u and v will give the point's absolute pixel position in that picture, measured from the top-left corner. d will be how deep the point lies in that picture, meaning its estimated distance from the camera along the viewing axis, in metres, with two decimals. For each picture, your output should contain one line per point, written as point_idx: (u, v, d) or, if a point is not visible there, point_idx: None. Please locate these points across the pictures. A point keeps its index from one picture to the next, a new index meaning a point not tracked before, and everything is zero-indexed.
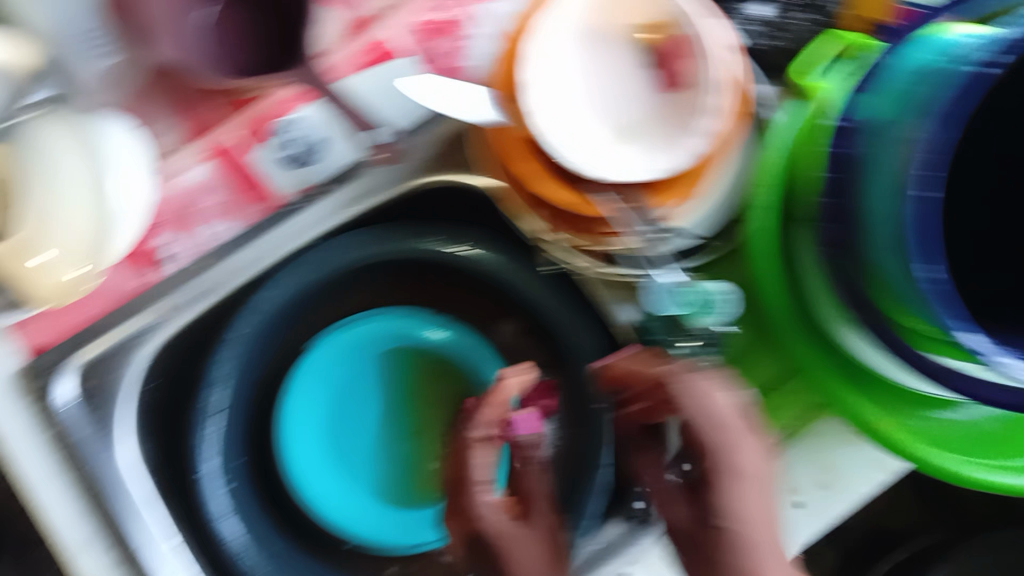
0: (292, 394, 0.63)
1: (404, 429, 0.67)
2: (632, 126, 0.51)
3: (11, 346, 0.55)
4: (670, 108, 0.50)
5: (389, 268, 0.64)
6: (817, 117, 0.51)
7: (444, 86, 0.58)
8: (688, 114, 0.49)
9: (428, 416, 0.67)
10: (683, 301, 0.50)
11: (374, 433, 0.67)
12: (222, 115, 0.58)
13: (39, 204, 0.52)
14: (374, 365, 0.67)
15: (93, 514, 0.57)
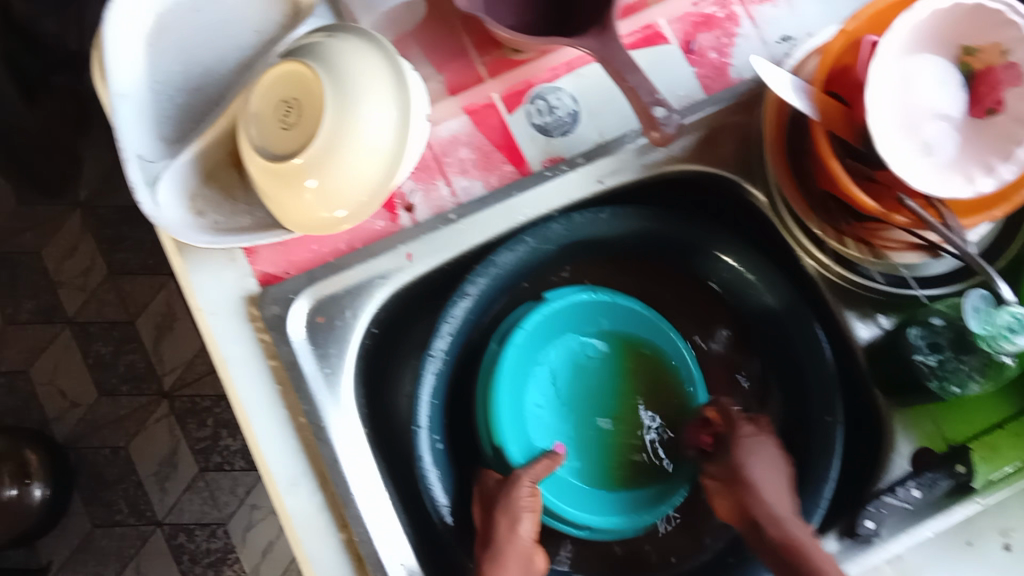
0: (511, 348, 0.61)
1: (603, 408, 0.66)
2: (937, 138, 0.50)
3: (252, 269, 0.56)
4: (976, 134, 0.50)
5: (615, 249, 0.64)
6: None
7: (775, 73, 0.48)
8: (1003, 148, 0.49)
9: (629, 410, 0.66)
10: (986, 325, 0.46)
11: (580, 413, 0.65)
12: (482, 77, 0.60)
13: (332, 130, 0.50)
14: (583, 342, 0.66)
15: (308, 450, 0.55)
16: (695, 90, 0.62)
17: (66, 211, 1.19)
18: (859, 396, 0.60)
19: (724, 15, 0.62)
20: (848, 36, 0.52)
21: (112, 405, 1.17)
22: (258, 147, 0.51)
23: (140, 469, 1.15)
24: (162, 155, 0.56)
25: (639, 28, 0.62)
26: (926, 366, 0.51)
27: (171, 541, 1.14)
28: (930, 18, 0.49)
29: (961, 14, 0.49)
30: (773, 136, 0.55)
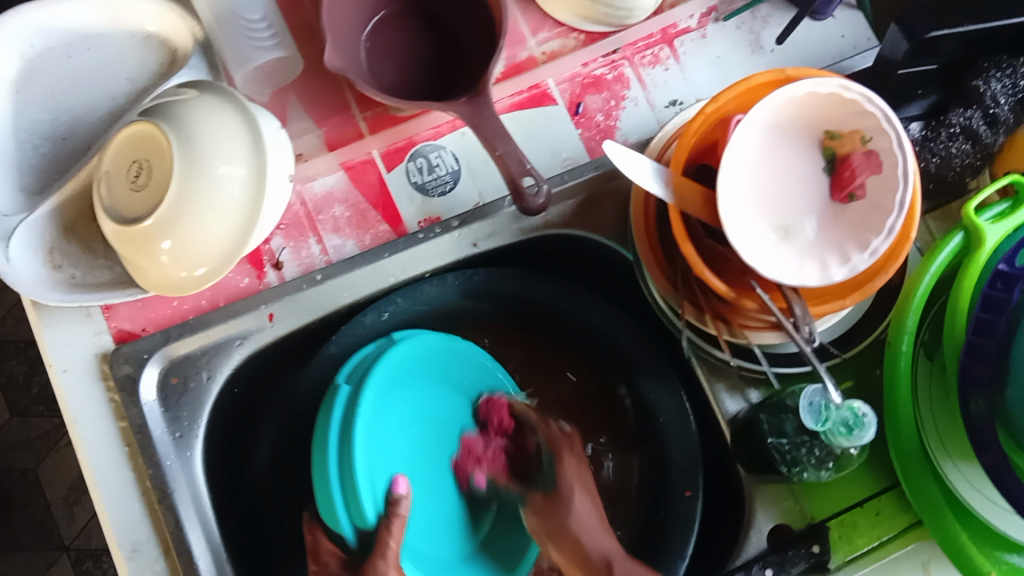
0: (369, 389, 0.53)
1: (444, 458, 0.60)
2: (790, 224, 0.50)
3: (107, 326, 0.55)
4: (836, 220, 0.50)
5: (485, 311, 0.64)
6: (969, 253, 0.52)
7: (630, 159, 0.48)
8: (859, 237, 0.48)
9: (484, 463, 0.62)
10: (824, 419, 0.47)
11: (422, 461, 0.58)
12: (362, 134, 0.58)
13: (182, 192, 0.48)
14: (438, 388, 0.61)
15: (152, 517, 0.53)
16: (580, 153, 0.60)
17: None
18: (725, 469, 0.60)
19: (613, 78, 0.61)
20: (712, 115, 0.50)
21: (23, 426, 1.14)
22: (110, 208, 0.50)
23: (49, 493, 1.13)
24: (19, 207, 0.54)
25: (526, 88, 0.60)
26: (777, 450, 0.51)
27: (76, 568, 1.11)
28: (786, 104, 0.49)
29: (816, 98, 0.48)
30: (643, 213, 0.53)
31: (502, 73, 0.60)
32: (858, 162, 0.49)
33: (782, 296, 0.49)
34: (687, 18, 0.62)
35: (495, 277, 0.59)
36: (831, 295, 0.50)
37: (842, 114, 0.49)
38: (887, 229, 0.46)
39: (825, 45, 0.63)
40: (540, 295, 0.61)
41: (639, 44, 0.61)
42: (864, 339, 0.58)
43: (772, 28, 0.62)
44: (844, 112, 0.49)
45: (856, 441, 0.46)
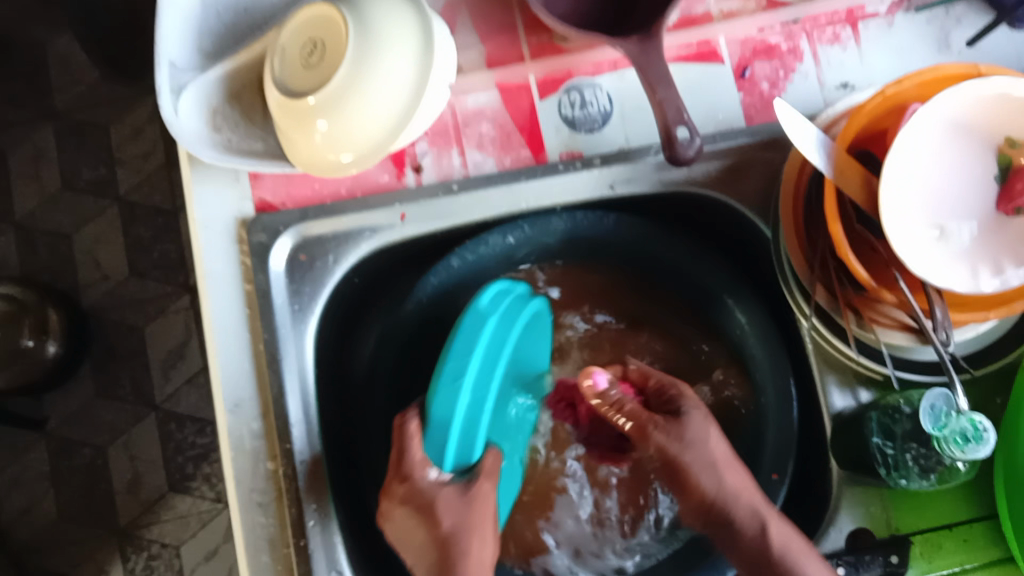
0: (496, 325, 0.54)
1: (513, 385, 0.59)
2: (949, 225, 0.48)
3: (252, 195, 0.58)
4: (995, 229, 0.48)
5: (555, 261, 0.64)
6: None
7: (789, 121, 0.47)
8: (1018, 251, 0.46)
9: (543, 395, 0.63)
10: (942, 425, 0.45)
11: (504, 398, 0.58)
12: (523, 58, 0.59)
13: (349, 76, 0.50)
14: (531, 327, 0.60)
15: (260, 379, 0.56)
16: (737, 117, 0.58)
17: (140, 94, 1.23)
18: (815, 464, 0.59)
19: (788, 48, 0.59)
20: (889, 99, 0.48)
21: (139, 286, 1.21)
22: (279, 80, 0.52)
23: (151, 352, 1.20)
24: (195, 65, 0.57)
25: (695, 42, 0.59)
26: (881, 452, 0.50)
27: (162, 427, 1.19)
28: (973, 99, 0.47)
29: (1006, 98, 0.46)
30: (792, 187, 0.52)
31: (675, 23, 0.59)
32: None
33: (925, 296, 0.47)
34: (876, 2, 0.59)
35: (619, 225, 0.59)
36: (973, 305, 0.48)
37: None
38: None
39: (1021, 55, 0.59)
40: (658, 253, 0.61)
41: (820, 19, 0.59)
42: (998, 362, 0.54)
43: (967, 27, 0.59)
44: None
45: (970, 454, 0.44)
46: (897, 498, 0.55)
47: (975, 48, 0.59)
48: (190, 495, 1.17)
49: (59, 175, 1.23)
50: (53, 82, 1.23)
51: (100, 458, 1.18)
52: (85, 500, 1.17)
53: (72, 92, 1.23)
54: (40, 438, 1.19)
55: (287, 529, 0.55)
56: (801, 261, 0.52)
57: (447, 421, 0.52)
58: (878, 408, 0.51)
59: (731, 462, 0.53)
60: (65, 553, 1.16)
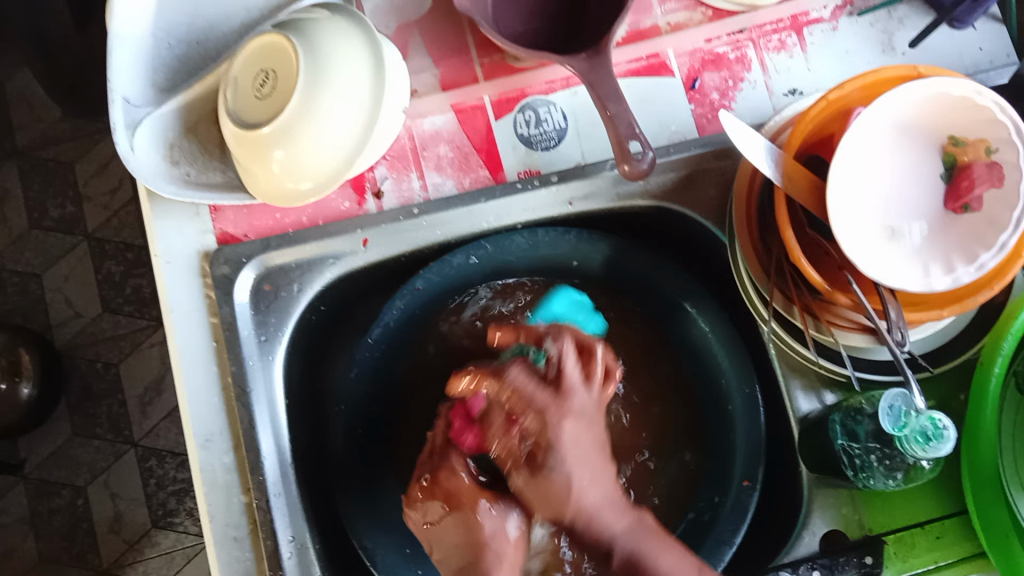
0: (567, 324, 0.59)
1: None
2: (898, 226, 0.49)
3: (213, 227, 0.58)
4: (944, 227, 0.49)
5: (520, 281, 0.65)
6: None
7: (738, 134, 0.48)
8: (965, 248, 0.47)
9: None
10: (903, 424, 0.46)
11: None
12: (477, 79, 0.59)
13: (302, 106, 0.50)
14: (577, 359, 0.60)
15: (229, 412, 0.56)
16: (689, 128, 0.59)
17: (105, 130, 1.23)
18: (787, 465, 0.59)
19: (736, 57, 0.60)
20: (835, 103, 0.49)
21: (112, 322, 1.20)
22: (233, 113, 0.52)
23: (127, 388, 1.19)
24: (149, 100, 0.57)
25: (645, 55, 0.60)
26: (847, 454, 0.51)
27: (142, 463, 1.18)
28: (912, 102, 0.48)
29: (945, 99, 0.47)
30: (744, 197, 0.53)
31: (625, 37, 0.60)
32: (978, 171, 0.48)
33: (879, 297, 0.48)
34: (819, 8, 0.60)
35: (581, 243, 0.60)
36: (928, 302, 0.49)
37: (970, 120, 0.48)
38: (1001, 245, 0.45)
39: (962, 54, 0.61)
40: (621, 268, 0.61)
41: (766, 28, 0.60)
42: (957, 357, 0.55)
43: (908, 29, 0.61)
44: (972, 118, 0.48)
45: (932, 453, 0.45)
46: (867, 498, 0.56)
47: (917, 50, 0.60)
48: (173, 530, 1.16)
49: (26, 215, 1.22)
50: (16, 123, 1.22)
51: (79, 498, 1.17)
52: (68, 541, 1.16)
53: (35, 131, 1.22)
54: (18, 481, 1.17)
55: (262, 561, 0.55)
56: (757, 270, 0.53)
57: None
58: (842, 411, 0.52)
59: (612, 504, 0.49)
60: None
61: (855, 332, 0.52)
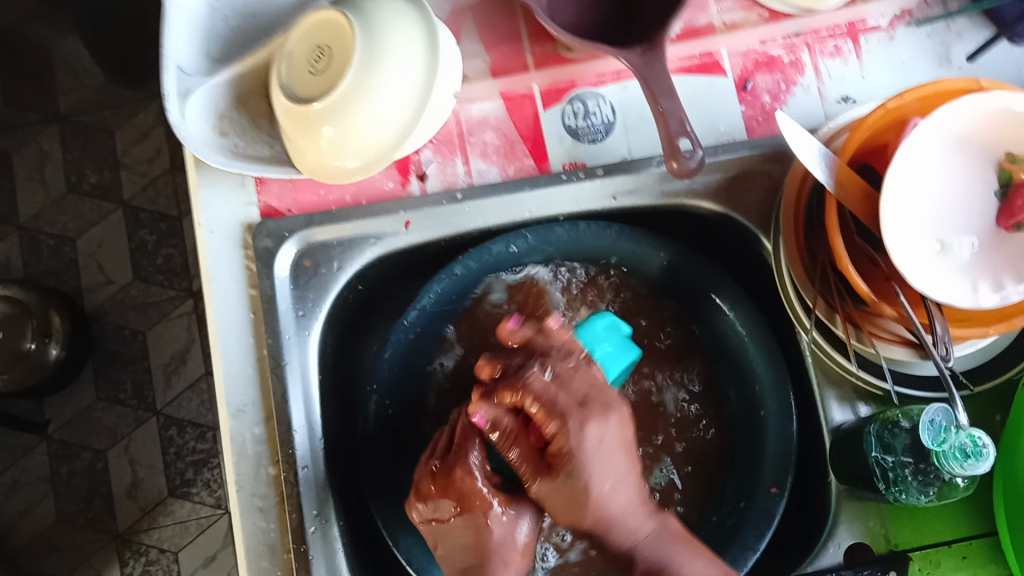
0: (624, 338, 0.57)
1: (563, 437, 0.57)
2: (950, 238, 0.48)
3: (257, 200, 0.58)
4: (996, 244, 0.48)
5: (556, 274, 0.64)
6: None
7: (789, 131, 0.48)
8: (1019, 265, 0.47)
9: None
10: (941, 440, 0.46)
11: None
12: (527, 67, 0.59)
13: (354, 83, 0.50)
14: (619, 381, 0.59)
15: (262, 383, 0.56)
16: (738, 129, 0.59)
17: (147, 100, 1.24)
18: (815, 475, 0.59)
19: (789, 61, 0.59)
20: (893, 112, 0.48)
21: (142, 291, 1.21)
22: (285, 86, 0.53)
23: (152, 357, 1.20)
24: (202, 70, 0.57)
25: (698, 53, 0.60)
26: (880, 465, 0.50)
27: (163, 432, 1.19)
28: (974, 114, 0.47)
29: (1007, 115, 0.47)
30: (793, 203, 0.53)
31: (679, 34, 0.59)
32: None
33: (926, 310, 0.48)
34: (875, 16, 0.60)
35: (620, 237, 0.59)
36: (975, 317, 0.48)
37: None
38: None
39: (1021, 71, 0.60)
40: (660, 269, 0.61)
41: (822, 32, 0.60)
42: (997, 378, 0.54)
43: (967, 43, 0.60)
44: None
45: (969, 470, 0.44)
46: (896, 511, 0.55)
47: (975, 64, 0.60)
48: (189, 500, 1.17)
49: (64, 179, 1.23)
50: (60, 88, 1.24)
51: (100, 462, 1.18)
52: (85, 503, 1.17)
53: (78, 97, 1.24)
54: (41, 440, 1.19)
55: (287, 534, 0.55)
56: (802, 275, 0.52)
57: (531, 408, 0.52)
58: (878, 421, 0.51)
59: (630, 476, 0.52)
60: (65, 557, 1.16)
61: (895, 344, 0.51)
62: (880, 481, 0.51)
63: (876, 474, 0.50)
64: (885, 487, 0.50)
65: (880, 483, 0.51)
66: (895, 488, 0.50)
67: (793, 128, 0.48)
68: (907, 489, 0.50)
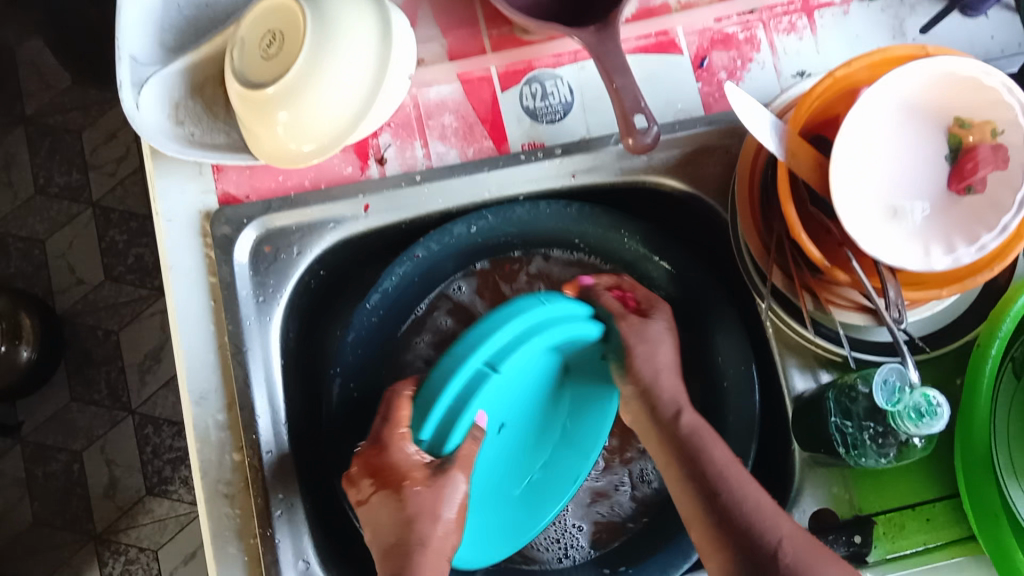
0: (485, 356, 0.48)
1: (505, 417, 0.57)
2: (900, 205, 0.49)
3: (215, 187, 0.58)
4: (946, 208, 0.49)
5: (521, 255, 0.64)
6: None
7: (738, 103, 0.48)
8: (969, 229, 0.47)
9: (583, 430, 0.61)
10: (896, 401, 0.46)
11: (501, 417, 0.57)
12: (484, 50, 0.59)
13: (307, 66, 0.50)
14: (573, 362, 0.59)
15: (224, 370, 0.56)
16: (696, 105, 0.59)
17: (114, 99, 1.23)
18: (780, 443, 0.59)
19: (745, 38, 0.60)
20: (841, 81, 0.49)
21: (114, 290, 1.21)
22: (239, 72, 0.52)
23: (127, 356, 1.19)
24: (156, 60, 0.57)
25: (654, 32, 0.60)
26: (840, 430, 0.51)
27: (139, 430, 1.18)
28: (921, 81, 0.48)
29: (954, 80, 0.48)
30: (748, 174, 0.53)
31: (633, 15, 0.60)
32: (982, 152, 0.48)
33: (878, 275, 0.48)
34: None
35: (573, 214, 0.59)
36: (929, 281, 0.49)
37: (978, 100, 0.48)
38: (1004, 227, 0.45)
39: (974, 42, 0.60)
40: (618, 245, 0.61)
41: (776, 9, 0.60)
42: (954, 341, 0.55)
43: (919, 15, 0.60)
44: (982, 97, 0.47)
45: (925, 429, 0.45)
46: (860, 476, 0.56)
47: (928, 36, 0.60)
48: (167, 498, 1.17)
49: (32, 180, 1.22)
50: (25, 88, 1.22)
51: (75, 463, 1.17)
52: (62, 505, 1.16)
53: (44, 97, 1.23)
54: (16, 443, 1.18)
55: (253, 519, 0.55)
56: (758, 242, 0.53)
57: (422, 416, 0.49)
58: (838, 385, 0.52)
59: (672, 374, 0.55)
60: (43, 559, 1.15)
61: (850, 312, 0.52)
62: (840, 445, 0.51)
63: (838, 436, 0.51)
64: (847, 447, 0.51)
65: (840, 443, 0.51)
66: (857, 450, 0.51)
67: (742, 103, 0.48)
68: (868, 450, 0.50)
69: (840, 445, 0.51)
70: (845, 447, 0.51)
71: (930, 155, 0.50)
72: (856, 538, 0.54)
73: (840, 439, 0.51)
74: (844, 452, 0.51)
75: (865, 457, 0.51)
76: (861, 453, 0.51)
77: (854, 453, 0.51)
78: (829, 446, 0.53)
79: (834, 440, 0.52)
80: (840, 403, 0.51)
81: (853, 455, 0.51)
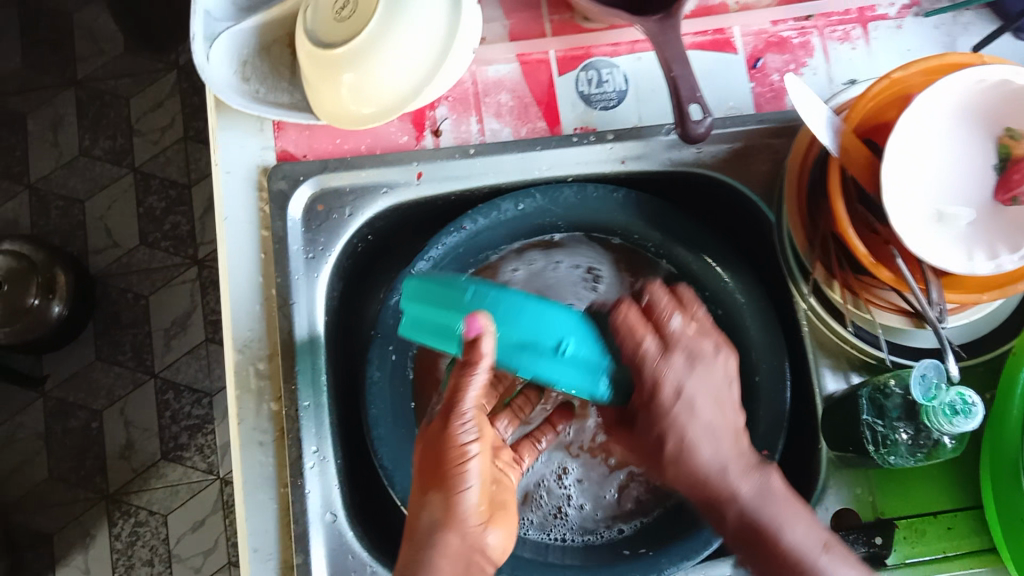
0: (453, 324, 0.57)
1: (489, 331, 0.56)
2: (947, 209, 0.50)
3: (275, 144, 0.60)
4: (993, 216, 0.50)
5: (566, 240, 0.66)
6: None
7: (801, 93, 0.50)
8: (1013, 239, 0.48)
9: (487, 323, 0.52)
10: (932, 397, 0.47)
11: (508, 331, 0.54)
12: (545, 34, 0.61)
13: (377, 30, 0.51)
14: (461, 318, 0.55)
15: (268, 322, 0.58)
16: (747, 104, 0.60)
17: (164, 69, 1.26)
18: (806, 442, 0.60)
19: (800, 43, 0.61)
20: (896, 84, 0.50)
21: (147, 256, 1.23)
22: (312, 33, 0.54)
23: (154, 321, 1.21)
24: (230, 17, 0.59)
25: (711, 30, 0.61)
26: (871, 428, 0.51)
27: (159, 395, 1.20)
28: (977, 91, 0.49)
29: (1007, 91, 0.49)
30: (797, 171, 0.54)
31: (692, 11, 0.61)
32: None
33: (921, 273, 0.49)
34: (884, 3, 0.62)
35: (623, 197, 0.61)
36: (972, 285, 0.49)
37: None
38: None
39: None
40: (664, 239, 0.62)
41: (833, 17, 0.62)
42: (989, 352, 0.56)
43: (972, 35, 0.61)
44: None
45: (958, 426, 0.46)
46: (881, 477, 0.56)
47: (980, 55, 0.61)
48: (182, 465, 1.18)
49: (77, 141, 1.24)
50: (78, 53, 1.25)
51: (95, 422, 1.19)
52: (78, 461, 1.18)
53: (96, 63, 1.25)
54: (38, 397, 1.20)
55: (285, 468, 0.56)
56: (805, 238, 0.54)
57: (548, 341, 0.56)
58: (871, 383, 0.52)
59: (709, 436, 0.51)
60: (54, 513, 1.16)
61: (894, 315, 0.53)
62: (869, 442, 0.52)
63: (868, 435, 0.51)
64: (876, 445, 0.51)
65: (869, 442, 0.52)
66: (886, 448, 0.51)
67: (803, 100, 0.50)
68: (897, 448, 0.51)
69: (870, 442, 0.52)
70: (872, 446, 0.52)
71: (980, 164, 0.51)
72: (879, 539, 0.54)
73: (869, 437, 0.51)
74: (873, 450, 0.52)
75: (893, 456, 0.51)
76: (891, 452, 0.51)
77: (883, 452, 0.51)
78: (856, 446, 0.53)
79: (863, 438, 0.52)
80: (872, 404, 0.51)
81: (882, 453, 0.51)
